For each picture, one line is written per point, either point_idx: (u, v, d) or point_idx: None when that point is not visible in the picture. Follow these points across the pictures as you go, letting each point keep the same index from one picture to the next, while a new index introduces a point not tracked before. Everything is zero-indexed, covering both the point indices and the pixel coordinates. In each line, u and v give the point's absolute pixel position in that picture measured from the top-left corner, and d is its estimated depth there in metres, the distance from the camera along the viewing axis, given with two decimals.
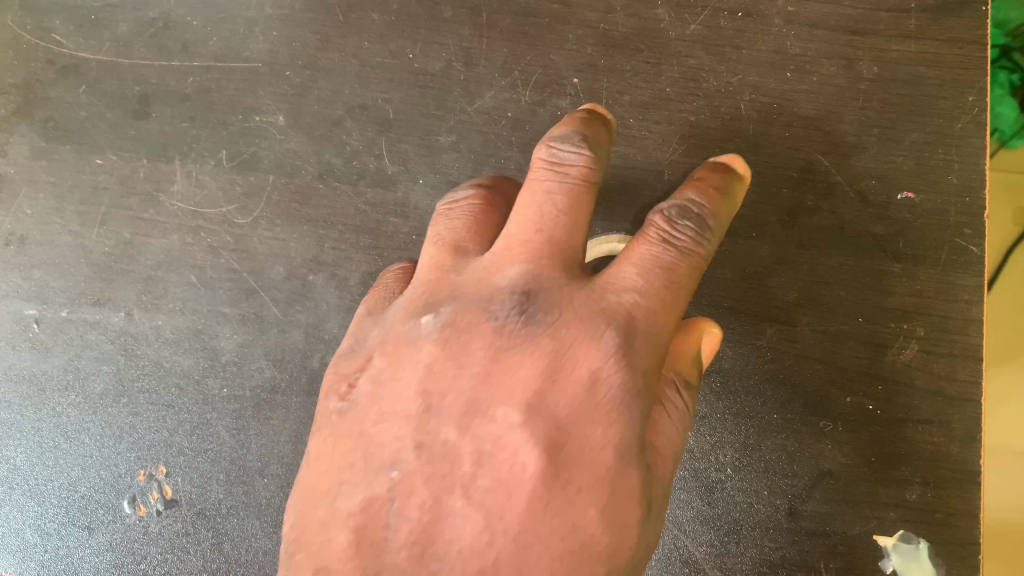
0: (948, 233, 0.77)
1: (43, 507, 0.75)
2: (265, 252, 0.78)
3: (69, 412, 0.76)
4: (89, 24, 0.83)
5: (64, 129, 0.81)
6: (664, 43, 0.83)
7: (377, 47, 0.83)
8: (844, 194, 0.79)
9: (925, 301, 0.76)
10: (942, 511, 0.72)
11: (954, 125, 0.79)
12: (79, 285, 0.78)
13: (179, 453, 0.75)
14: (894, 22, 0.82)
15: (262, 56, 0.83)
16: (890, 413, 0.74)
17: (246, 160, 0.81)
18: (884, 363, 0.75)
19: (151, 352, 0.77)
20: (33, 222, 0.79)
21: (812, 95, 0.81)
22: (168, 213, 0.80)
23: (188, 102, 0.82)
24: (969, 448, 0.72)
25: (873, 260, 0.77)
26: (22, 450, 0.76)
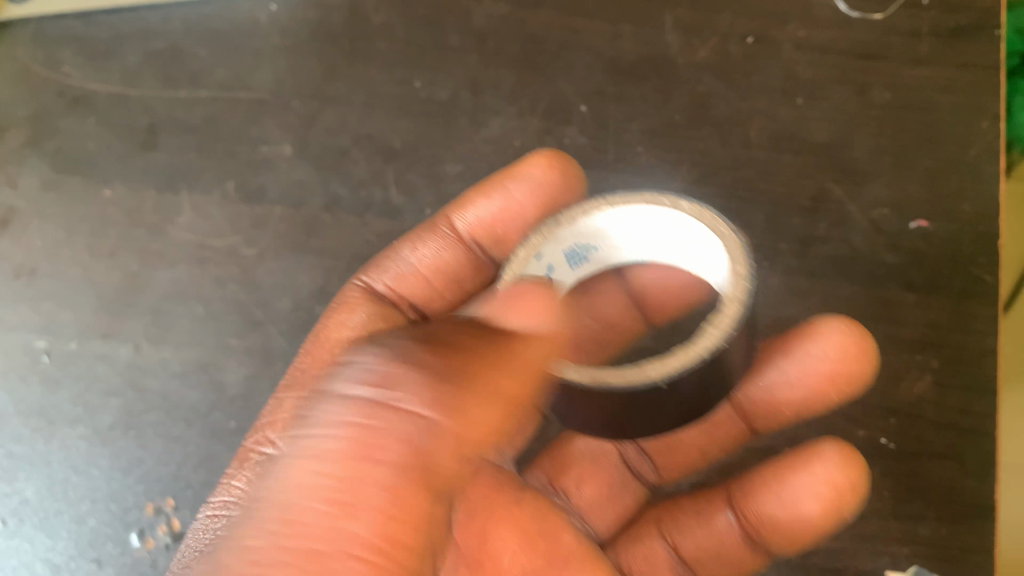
0: (962, 263, 0.76)
1: (54, 540, 0.74)
2: (271, 282, 0.78)
3: (77, 444, 0.76)
4: (100, 56, 0.84)
5: (74, 161, 0.82)
6: (672, 70, 0.82)
7: (383, 76, 0.83)
8: (857, 224, 0.78)
9: (938, 333, 0.74)
10: (956, 547, 0.70)
11: (967, 151, 0.78)
12: (89, 317, 0.78)
13: (186, 487, 0.74)
14: (905, 48, 0.81)
15: (268, 86, 0.83)
16: (903, 446, 0.73)
17: (253, 191, 0.81)
18: (897, 397, 0.74)
19: (158, 384, 0.77)
20: (43, 254, 0.80)
21: (823, 122, 0.80)
22: (175, 245, 0.80)
23: (195, 133, 0.82)
24: (983, 483, 0.71)
25: (885, 290, 0.76)
26: (30, 483, 0.76)
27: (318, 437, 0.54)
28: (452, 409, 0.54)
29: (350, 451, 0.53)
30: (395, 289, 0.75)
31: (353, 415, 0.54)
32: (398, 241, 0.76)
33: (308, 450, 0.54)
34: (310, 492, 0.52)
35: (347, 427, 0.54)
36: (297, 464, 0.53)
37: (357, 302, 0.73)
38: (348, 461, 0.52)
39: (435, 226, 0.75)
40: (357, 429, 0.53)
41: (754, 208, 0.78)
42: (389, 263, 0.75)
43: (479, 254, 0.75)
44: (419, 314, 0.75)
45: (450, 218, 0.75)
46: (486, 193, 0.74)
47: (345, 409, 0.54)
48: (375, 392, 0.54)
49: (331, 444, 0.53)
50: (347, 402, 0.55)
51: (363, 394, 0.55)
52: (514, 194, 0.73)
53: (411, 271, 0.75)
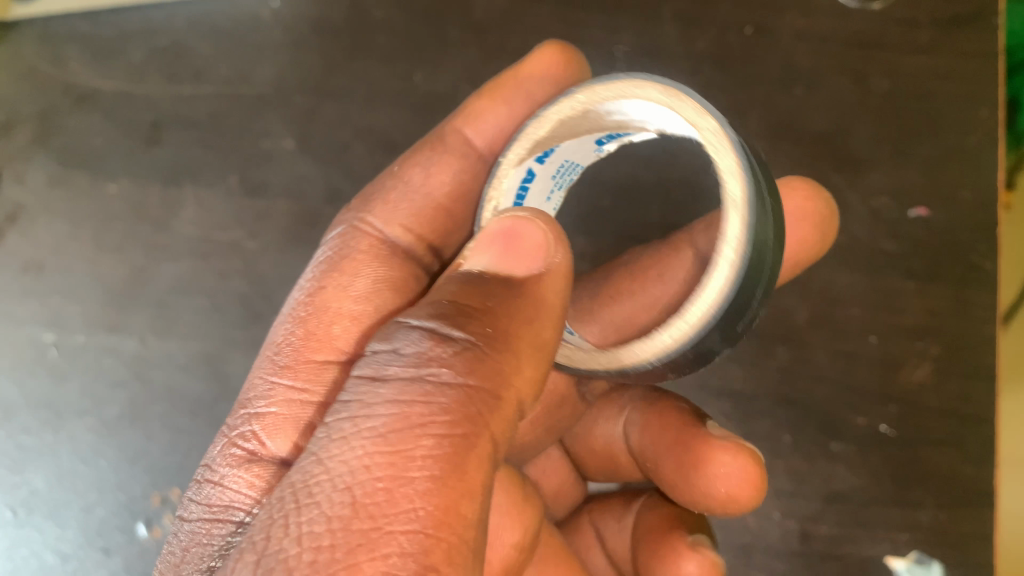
0: (963, 250, 0.76)
1: (63, 529, 0.76)
2: (274, 275, 0.79)
3: (86, 435, 0.77)
4: (105, 54, 0.85)
5: (79, 157, 0.83)
6: (672, 62, 0.82)
7: (384, 70, 0.83)
8: (857, 211, 0.78)
9: (938, 320, 0.75)
10: (956, 533, 0.71)
11: (966, 139, 0.78)
12: (95, 310, 0.80)
13: (192, 477, 0.76)
14: (905, 37, 0.81)
15: (270, 81, 0.84)
16: (903, 434, 0.74)
17: (256, 185, 0.81)
18: (898, 384, 0.74)
19: (164, 375, 0.78)
20: (51, 250, 0.81)
21: (823, 111, 0.80)
22: (179, 239, 0.81)
23: (199, 129, 0.83)
24: (984, 470, 0.72)
25: (885, 278, 0.76)
26: (40, 473, 0.77)
27: (227, 486, 0.53)
28: (481, 369, 0.41)
29: (238, 514, 0.51)
30: (410, 228, 0.66)
31: (400, 366, 0.42)
32: (399, 165, 0.68)
33: (210, 496, 0.53)
34: (187, 553, 0.50)
35: (246, 485, 0.52)
36: (196, 513, 0.52)
37: (355, 265, 0.63)
38: (231, 524, 0.50)
39: (440, 140, 0.67)
40: (256, 493, 0.51)
41: None
42: (389, 201, 0.66)
43: (487, 172, 0.67)
44: (432, 252, 0.68)
45: (461, 131, 0.67)
46: (499, 102, 0.67)
47: (256, 464, 0.53)
48: (389, 371, 0.42)
49: (381, 397, 0.41)
50: (264, 456, 0.54)
51: (280, 454, 0.54)
52: (518, 109, 0.67)
53: (412, 200, 0.66)
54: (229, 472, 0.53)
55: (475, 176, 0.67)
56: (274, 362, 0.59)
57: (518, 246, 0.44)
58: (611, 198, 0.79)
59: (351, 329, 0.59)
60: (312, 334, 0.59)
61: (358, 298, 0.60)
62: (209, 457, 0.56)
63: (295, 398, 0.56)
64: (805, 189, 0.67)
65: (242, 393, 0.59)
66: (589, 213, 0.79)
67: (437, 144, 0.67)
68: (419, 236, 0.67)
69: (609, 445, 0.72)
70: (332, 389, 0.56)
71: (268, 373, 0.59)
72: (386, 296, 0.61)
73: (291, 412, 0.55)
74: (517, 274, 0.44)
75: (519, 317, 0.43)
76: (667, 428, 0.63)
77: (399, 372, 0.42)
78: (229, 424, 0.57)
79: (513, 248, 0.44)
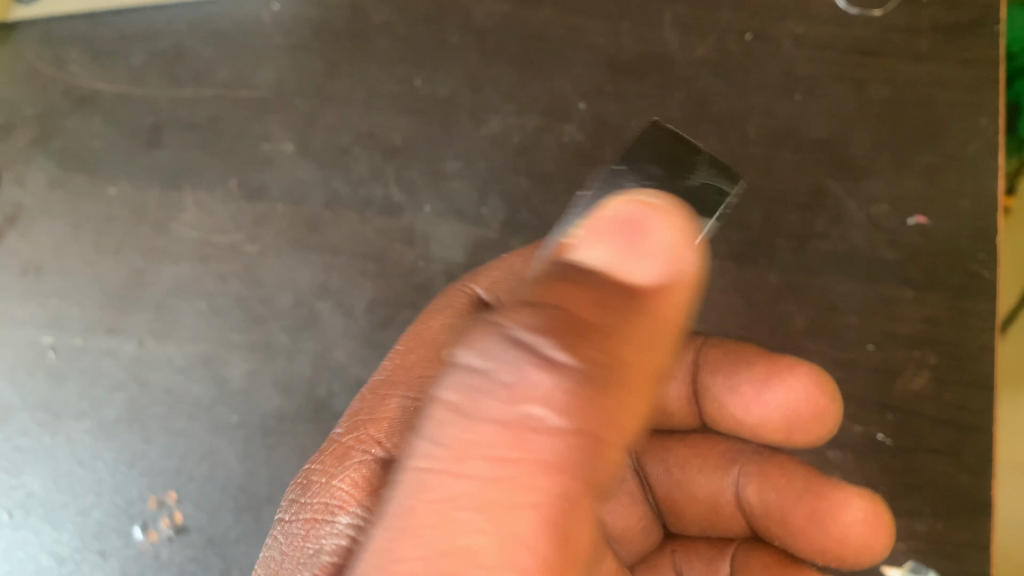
0: (961, 258, 0.76)
1: (59, 532, 0.76)
2: (273, 279, 0.79)
3: (83, 437, 0.77)
4: (106, 56, 0.85)
5: (80, 158, 0.83)
6: (673, 68, 0.82)
7: (384, 74, 0.83)
8: (856, 220, 0.78)
9: (936, 329, 0.75)
10: (953, 542, 0.71)
11: (966, 147, 0.78)
12: (94, 312, 0.80)
13: (189, 480, 0.76)
14: (905, 44, 0.81)
15: (270, 85, 0.84)
16: (901, 443, 0.73)
17: (255, 189, 0.81)
18: (896, 392, 0.74)
19: (161, 378, 0.78)
20: (50, 252, 0.81)
21: (823, 118, 0.80)
22: (179, 242, 0.81)
23: (199, 132, 0.83)
24: (981, 479, 0.71)
25: (884, 287, 0.76)
26: (37, 475, 0.77)
27: (332, 483, 0.61)
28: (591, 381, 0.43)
29: (338, 514, 0.58)
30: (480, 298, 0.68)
31: (500, 396, 0.43)
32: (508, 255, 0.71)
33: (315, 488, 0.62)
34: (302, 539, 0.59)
35: (352, 484, 0.59)
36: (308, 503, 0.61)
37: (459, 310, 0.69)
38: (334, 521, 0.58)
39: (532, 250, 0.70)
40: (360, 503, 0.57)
41: (752, 205, 0.78)
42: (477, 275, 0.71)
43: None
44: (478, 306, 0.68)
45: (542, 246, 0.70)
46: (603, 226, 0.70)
47: (366, 463, 0.61)
48: (488, 357, 0.44)
49: (492, 418, 0.43)
50: (377, 454, 0.61)
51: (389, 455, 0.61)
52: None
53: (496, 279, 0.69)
54: (341, 469, 0.61)
55: None
56: (387, 380, 0.67)
57: (626, 223, 0.46)
58: None
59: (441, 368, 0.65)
60: (425, 374, 0.66)
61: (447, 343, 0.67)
62: (317, 458, 0.64)
63: (402, 408, 0.64)
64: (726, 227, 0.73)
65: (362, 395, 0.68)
66: None
67: (529, 253, 0.70)
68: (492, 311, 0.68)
69: (711, 496, 0.70)
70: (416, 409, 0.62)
71: (392, 390, 0.66)
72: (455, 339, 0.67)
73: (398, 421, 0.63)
74: (634, 282, 0.45)
75: (629, 339, 0.44)
76: (799, 497, 0.63)
77: (502, 402, 0.43)
78: (343, 423, 0.67)
79: (628, 239, 0.46)
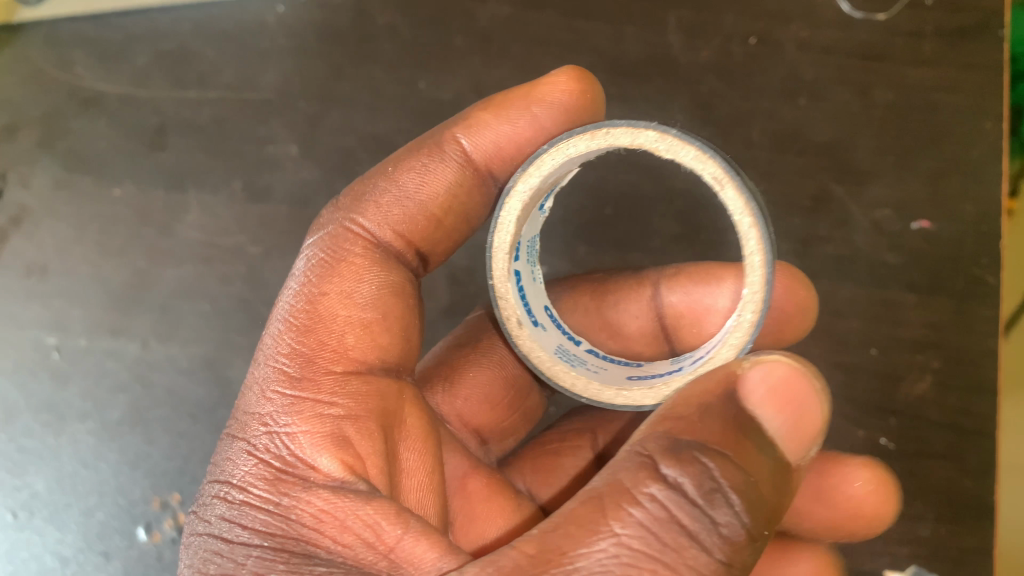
0: (965, 263, 0.76)
1: (63, 532, 0.76)
2: (276, 281, 0.79)
3: (87, 438, 0.78)
4: (111, 58, 0.85)
5: (84, 160, 0.83)
6: (676, 72, 0.82)
7: (388, 77, 0.83)
8: (859, 224, 0.78)
9: (940, 333, 0.75)
10: (956, 547, 0.71)
11: (970, 152, 0.78)
12: (98, 314, 0.80)
13: (192, 482, 0.76)
14: (910, 48, 0.81)
15: (274, 87, 0.84)
16: (904, 447, 0.73)
17: (260, 191, 0.82)
18: (898, 397, 0.74)
19: (165, 380, 0.78)
20: (54, 253, 0.81)
21: (826, 122, 0.80)
22: (183, 244, 0.81)
23: (203, 134, 0.83)
24: (984, 483, 0.72)
25: (887, 291, 0.76)
26: (40, 475, 0.77)
27: (281, 515, 0.47)
28: (759, 508, 0.41)
29: (317, 551, 0.45)
30: (401, 234, 0.60)
31: (691, 491, 0.40)
32: (392, 166, 0.62)
33: (267, 525, 0.47)
34: None
35: (315, 517, 0.46)
36: (254, 544, 0.46)
37: (356, 269, 0.57)
38: (307, 558, 0.45)
39: (440, 148, 0.62)
40: (327, 524, 0.46)
41: None
42: (380, 203, 0.60)
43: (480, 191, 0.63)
44: (417, 259, 0.62)
45: (459, 140, 0.62)
46: (510, 117, 0.62)
47: (315, 490, 0.48)
48: (692, 477, 0.41)
49: (675, 522, 0.40)
50: (316, 480, 0.48)
51: (331, 476, 0.48)
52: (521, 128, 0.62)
53: (405, 207, 0.60)
54: (283, 500, 0.47)
55: (468, 187, 0.62)
56: (288, 374, 0.52)
57: (783, 394, 0.43)
58: (613, 206, 0.79)
59: (364, 340, 0.54)
60: (325, 345, 0.53)
61: (366, 307, 0.55)
62: (234, 474, 0.49)
63: (327, 414, 0.51)
64: (571, 73, 0.62)
65: (253, 406, 0.52)
66: (592, 222, 0.79)
67: (440, 155, 0.61)
68: (409, 240, 0.61)
69: None
70: (359, 404, 0.52)
71: (282, 386, 0.52)
72: (392, 303, 0.56)
73: (324, 426, 0.50)
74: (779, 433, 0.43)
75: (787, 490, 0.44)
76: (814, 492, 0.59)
77: (721, 517, 0.40)
78: (256, 443, 0.50)
79: (783, 395, 0.43)
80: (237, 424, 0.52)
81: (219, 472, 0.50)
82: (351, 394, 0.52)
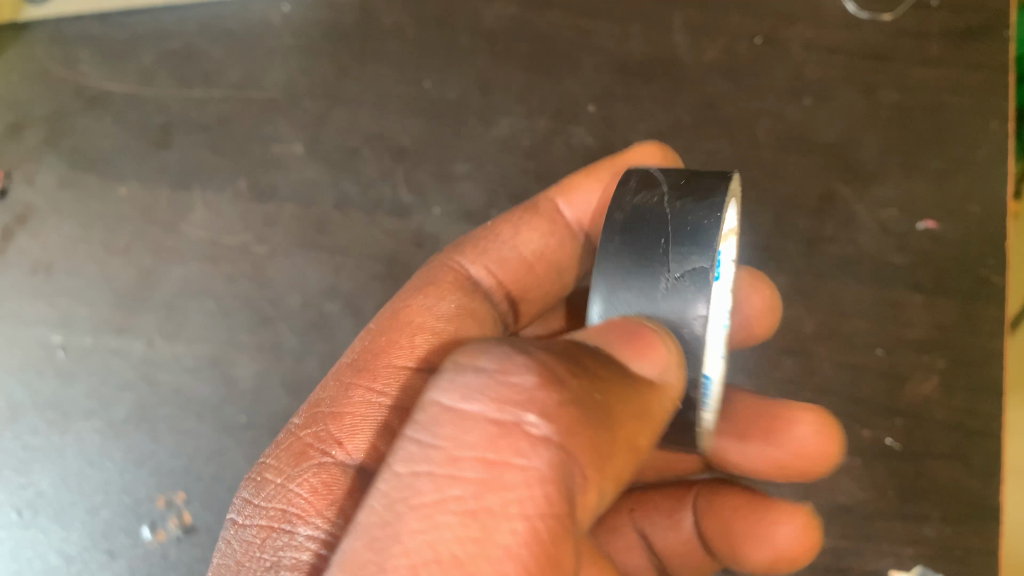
0: (970, 264, 0.76)
1: (68, 531, 0.76)
2: (282, 280, 0.79)
3: (92, 437, 0.77)
4: (117, 57, 0.85)
5: (90, 159, 0.83)
6: (682, 72, 0.82)
7: (393, 76, 0.83)
8: (865, 224, 0.78)
9: (945, 333, 0.75)
10: (962, 547, 0.70)
11: (975, 152, 0.78)
12: (104, 312, 0.80)
13: (197, 480, 0.76)
14: (914, 49, 0.81)
15: (279, 86, 0.84)
16: (910, 447, 0.73)
17: (265, 189, 0.82)
18: (904, 397, 0.74)
19: (170, 379, 0.78)
20: (61, 251, 0.81)
21: (832, 122, 0.80)
22: (188, 243, 0.81)
23: (208, 132, 0.83)
24: (989, 484, 0.71)
25: (893, 291, 0.76)
26: (45, 474, 0.77)
27: (288, 488, 0.51)
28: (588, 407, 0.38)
29: (296, 525, 0.49)
30: (495, 275, 0.66)
31: (498, 389, 0.37)
32: (492, 222, 0.68)
33: (271, 496, 0.52)
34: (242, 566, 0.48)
35: (310, 490, 0.50)
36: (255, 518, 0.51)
37: (441, 290, 0.62)
38: (287, 531, 0.49)
39: (536, 206, 0.68)
40: (315, 498, 0.50)
41: (761, 208, 0.79)
42: (482, 246, 0.66)
43: (570, 244, 0.68)
44: (506, 303, 0.67)
45: (556, 201, 0.68)
46: (598, 176, 0.68)
47: (329, 466, 0.52)
48: (493, 373, 0.37)
49: (452, 433, 0.36)
50: (337, 458, 0.52)
51: (352, 456, 0.52)
52: (602, 190, 0.67)
53: (503, 255, 0.66)
54: (294, 476, 0.52)
55: (561, 241, 0.68)
56: (354, 367, 0.58)
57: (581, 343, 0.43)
58: None
59: (437, 344, 0.58)
60: (397, 348, 0.58)
61: (442, 320, 0.60)
62: (272, 453, 0.54)
63: (374, 402, 0.55)
64: (653, 145, 0.68)
65: (312, 396, 0.59)
66: None
67: (530, 212, 0.68)
68: (504, 289, 0.66)
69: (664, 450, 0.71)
70: (407, 395, 0.55)
71: (345, 374, 0.58)
72: (468, 323, 0.61)
73: (366, 412, 0.54)
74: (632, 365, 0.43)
75: (628, 407, 0.40)
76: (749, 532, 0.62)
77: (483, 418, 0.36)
78: (300, 420, 0.56)
79: (630, 343, 0.44)
80: (296, 412, 0.58)
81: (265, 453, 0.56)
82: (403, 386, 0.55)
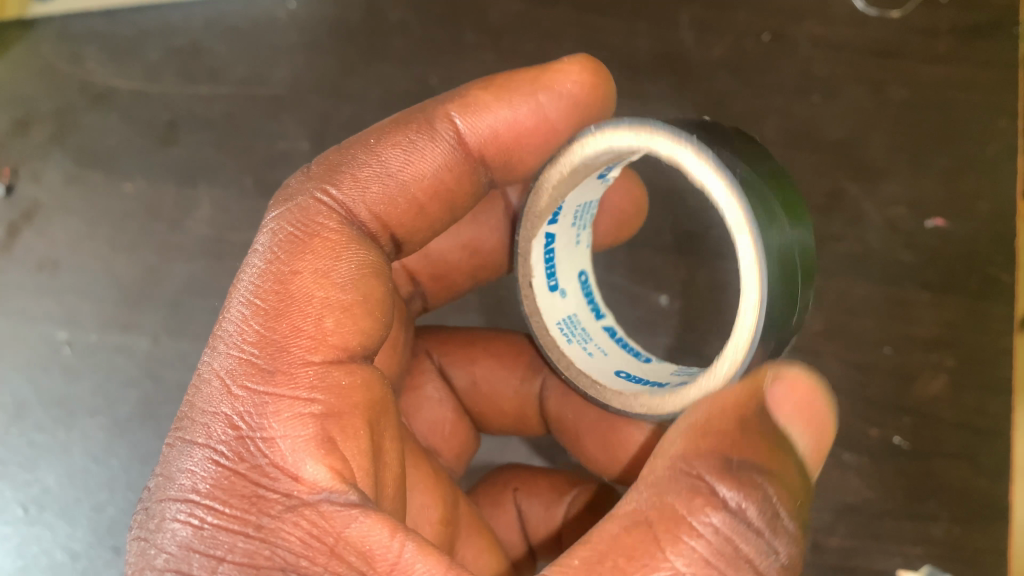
0: (979, 262, 0.75)
1: (73, 528, 0.76)
2: None
3: (97, 434, 0.77)
4: (123, 53, 0.85)
5: (96, 155, 0.82)
6: (689, 69, 0.82)
7: (398, 73, 0.83)
8: (873, 221, 0.77)
9: (954, 331, 0.74)
10: (969, 547, 0.71)
11: (986, 149, 0.78)
12: (110, 309, 0.80)
13: None
14: (925, 46, 0.80)
15: (285, 83, 0.84)
16: (918, 446, 0.73)
17: (270, 186, 0.81)
18: (912, 396, 0.74)
19: (176, 375, 0.78)
20: (68, 248, 0.81)
21: (841, 120, 0.80)
22: (193, 239, 0.81)
23: (213, 129, 0.83)
24: (998, 483, 0.71)
25: (901, 289, 0.76)
26: (52, 470, 0.77)
27: (269, 542, 0.42)
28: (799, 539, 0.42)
29: None
30: (380, 214, 0.54)
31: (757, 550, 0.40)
32: (374, 138, 0.55)
33: (246, 552, 0.41)
34: None
35: (302, 544, 0.42)
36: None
37: (331, 244, 0.50)
38: None
39: (429, 124, 0.56)
40: (317, 553, 0.42)
41: None
42: (357, 176, 0.53)
43: (467, 178, 0.58)
44: (391, 244, 0.56)
45: (452, 120, 0.57)
46: (512, 101, 0.57)
47: (301, 511, 0.42)
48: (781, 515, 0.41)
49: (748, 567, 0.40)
50: (300, 494, 0.43)
51: (317, 487, 0.43)
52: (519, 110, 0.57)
53: (385, 185, 0.54)
54: (266, 524, 0.42)
55: (461, 172, 0.57)
56: (256, 363, 0.45)
57: (803, 410, 0.43)
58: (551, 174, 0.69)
59: (343, 324, 0.47)
60: (298, 332, 0.46)
61: (346, 287, 0.48)
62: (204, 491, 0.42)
63: (307, 413, 0.44)
64: (586, 62, 0.58)
65: (215, 400, 0.45)
66: None
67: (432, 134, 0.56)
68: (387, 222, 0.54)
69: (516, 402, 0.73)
70: (345, 400, 0.46)
71: (251, 380, 0.45)
72: (376, 285, 0.50)
73: (303, 430, 0.44)
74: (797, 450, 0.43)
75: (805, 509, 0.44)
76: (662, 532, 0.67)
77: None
78: (226, 452, 0.43)
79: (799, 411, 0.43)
80: (195, 424, 0.45)
81: (172, 484, 0.43)
82: (330, 386, 0.45)
